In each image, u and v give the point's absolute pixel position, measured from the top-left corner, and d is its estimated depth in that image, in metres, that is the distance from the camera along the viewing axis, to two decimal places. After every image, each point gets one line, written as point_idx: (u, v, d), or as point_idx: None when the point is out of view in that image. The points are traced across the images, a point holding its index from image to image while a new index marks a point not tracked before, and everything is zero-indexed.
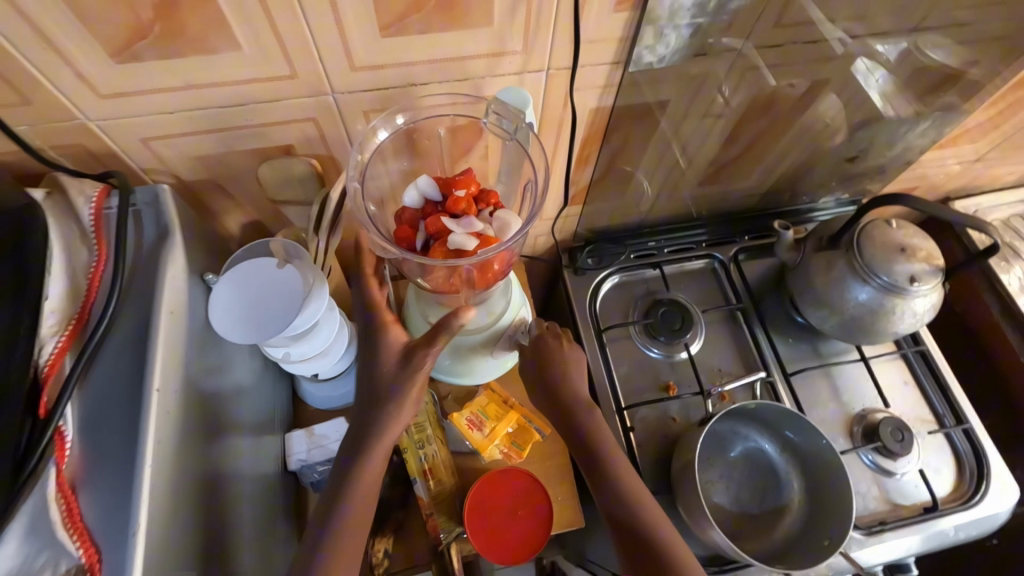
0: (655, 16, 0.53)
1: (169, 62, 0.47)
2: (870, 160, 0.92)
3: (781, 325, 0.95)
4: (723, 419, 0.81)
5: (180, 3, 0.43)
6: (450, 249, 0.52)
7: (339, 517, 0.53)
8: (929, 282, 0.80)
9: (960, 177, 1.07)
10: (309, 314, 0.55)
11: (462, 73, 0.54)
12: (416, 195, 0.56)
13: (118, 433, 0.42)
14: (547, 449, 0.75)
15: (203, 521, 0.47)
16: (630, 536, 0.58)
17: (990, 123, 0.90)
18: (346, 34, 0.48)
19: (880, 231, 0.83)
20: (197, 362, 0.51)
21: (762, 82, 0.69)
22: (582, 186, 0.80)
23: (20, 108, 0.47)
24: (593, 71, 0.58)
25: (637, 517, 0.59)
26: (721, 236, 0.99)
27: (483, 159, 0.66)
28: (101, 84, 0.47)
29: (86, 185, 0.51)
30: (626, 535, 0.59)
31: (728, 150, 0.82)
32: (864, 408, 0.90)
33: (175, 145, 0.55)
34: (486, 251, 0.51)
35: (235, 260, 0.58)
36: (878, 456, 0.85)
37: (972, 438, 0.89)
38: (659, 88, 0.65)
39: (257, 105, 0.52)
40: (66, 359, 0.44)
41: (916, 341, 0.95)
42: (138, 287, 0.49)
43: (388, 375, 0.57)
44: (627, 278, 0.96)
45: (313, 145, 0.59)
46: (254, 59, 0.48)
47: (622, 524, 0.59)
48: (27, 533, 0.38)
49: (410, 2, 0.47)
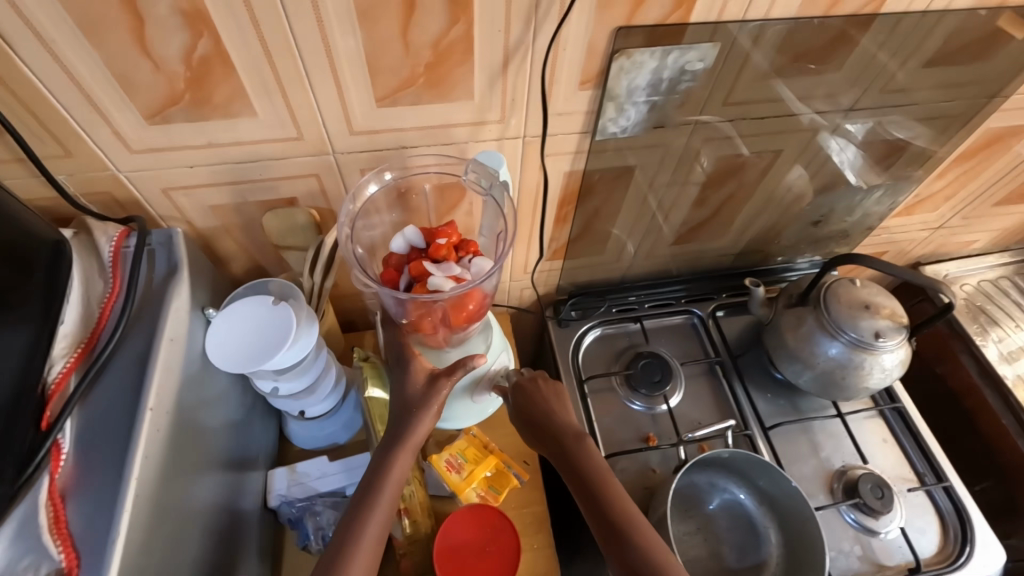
0: (615, 94, 0.63)
1: (194, 123, 0.55)
2: (834, 225, 0.99)
3: (760, 381, 0.94)
4: (700, 470, 0.83)
5: (209, 77, 0.51)
6: (429, 289, 0.58)
7: (342, 535, 0.55)
8: (895, 338, 0.80)
9: (927, 244, 1.13)
10: (299, 347, 0.61)
11: (447, 139, 0.63)
12: (402, 242, 0.62)
13: (110, 447, 0.47)
14: (526, 497, 0.75)
15: (179, 539, 0.50)
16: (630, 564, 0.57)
17: (943, 194, 0.97)
18: (347, 103, 0.56)
19: (846, 290, 0.83)
20: (191, 388, 0.55)
21: (721, 151, 0.77)
22: (563, 242, 0.87)
23: (64, 160, 0.55)
24: (565, 139, 0.67)
25: (634, 532, 0.59)
26: (699, 293, 1.03)
27: (468, 215, 0.72)
28: (134, 142, 0.55)
29: (109, 226, 0.57)
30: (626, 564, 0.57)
31: (698, 212, 0.88)
32: (844, 464, 0.88)
33: (192, 195, 0.62)
34: (461, 292, 0.58)
35: (234, 298, 0.64)
36: (860, 515, 0.82)
37: (955, 498, 0.86)
38: (626, 155, 0.73)
39: (267, 161, 0.60)
40: (71, 378, 0.49)
41: (892, 398, 0.95)
42: (144, 316, 0.54)
43: (416, 395, 0.63)
44: (609, 331, 0.98)
45: (314, 198, 0.66)
46: (267, 122, 0.56)
47: (622, 552, 0.58)
48: (15, 535, 0.42)
49: (402, 79, 0.55)
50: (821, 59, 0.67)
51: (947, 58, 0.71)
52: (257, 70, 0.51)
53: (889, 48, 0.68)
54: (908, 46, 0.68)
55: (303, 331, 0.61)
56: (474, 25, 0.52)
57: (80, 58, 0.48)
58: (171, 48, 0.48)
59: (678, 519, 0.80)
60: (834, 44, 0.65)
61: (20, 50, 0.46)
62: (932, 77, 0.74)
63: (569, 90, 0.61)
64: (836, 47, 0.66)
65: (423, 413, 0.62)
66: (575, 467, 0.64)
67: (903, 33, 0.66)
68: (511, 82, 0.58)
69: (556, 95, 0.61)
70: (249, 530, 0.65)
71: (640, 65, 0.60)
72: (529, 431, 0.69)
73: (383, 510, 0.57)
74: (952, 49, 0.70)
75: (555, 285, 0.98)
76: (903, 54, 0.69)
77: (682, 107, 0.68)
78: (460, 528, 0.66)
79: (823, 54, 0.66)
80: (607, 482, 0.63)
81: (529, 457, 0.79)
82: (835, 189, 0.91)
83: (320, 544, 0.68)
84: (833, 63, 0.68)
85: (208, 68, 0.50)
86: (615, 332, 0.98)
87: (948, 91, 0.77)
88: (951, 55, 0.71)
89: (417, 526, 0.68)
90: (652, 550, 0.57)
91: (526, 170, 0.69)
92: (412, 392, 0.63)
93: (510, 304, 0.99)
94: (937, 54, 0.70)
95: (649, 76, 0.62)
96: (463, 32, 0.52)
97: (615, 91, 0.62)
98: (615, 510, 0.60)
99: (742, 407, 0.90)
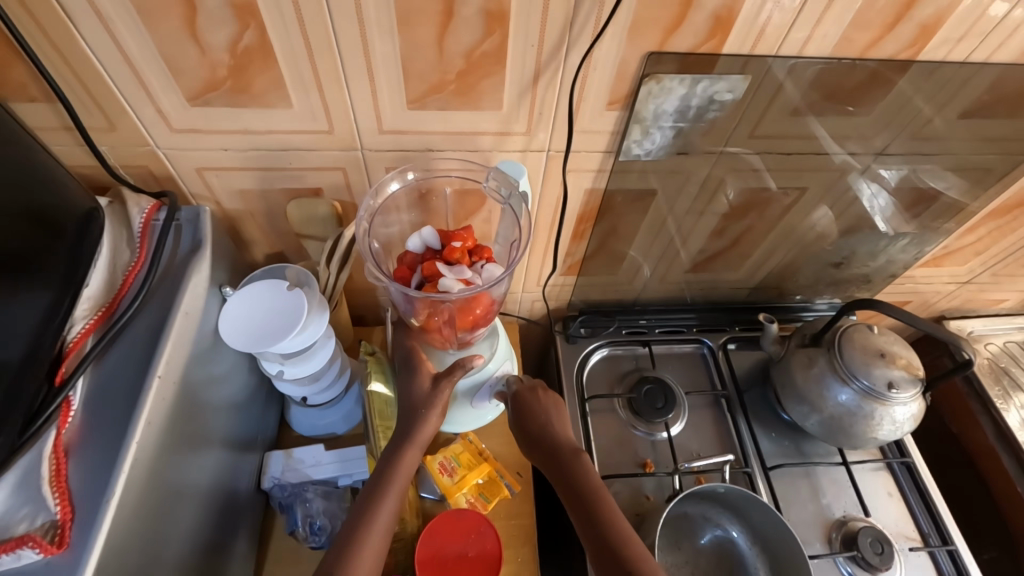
0: (641, 116, 0.63)
1: (232, 108, 0.57)
2: (855, 269, 0.98)
3: (765, 419, 0.92)
4: (694, 502, 0.81)
5: (250, 66, 0.53)
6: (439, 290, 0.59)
7: (350, 529, 0.57)
8: (908, 390, 0.77)
9: (953, 297, 1.10)
10: (307, 335, 0.62)
11: (473, 145, 0.64)
12: (418, 242, 0.64)
13: (117, 409, 0.48)
14: (514, 509, 0.75)
15: (172, 508, 0.51)
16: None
17: (972, 248, 0.95)
18: (378, 102, 0.58)
19: (862, 335, 0.81)
20: (200, 362, 0.57)
21: (744, 183, 0.77)
22: (578, 258, 0.87)
23: (107, 132, 0.58)
24: (588, 156, 0.68)
25: (629, 552, 0.59)
26: (711, 324, 1.01)
27: (486, 223, 0.74)
28: (175, 121, 0.58)
29: (142, 199, 0.60)
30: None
31: (716, 242, 0.88)
32: (845, 514, 0.85)
33: (223, 177, 0.64)
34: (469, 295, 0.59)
35: (251, 279, 0.66)
36: (856, 569, 0.79)
37: (959, 562, 0.83)
38: (647, 178, 0.74)
39: (297, 151, 0.62)
40: (89, 339, 0.51)
41: (902, 452, 0.91)
42: (164, 288, 0.56)
43: (422, 395, 0.65)
44: (617, 352, 0.97)
45: (338, 191, 0.68)
46: (300, 114, 0.58)
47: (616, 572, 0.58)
48: (17, 484, 0.44)
49: (434, 84, 0.57)
50: (853, 99, 0.67)
51: (982, 110, 0.70)
52: (296, 63, 0.54)
53: (924, 95, 0.67)
54: (944, 95, 0.67)
55: (313, 319, 0.63)
56: (508, 38, 0.54)
57: (133, 38, 0.50)
58: (218, 36, 0.51)
59: (667, 551, 0.79)
60: (867, 85, 0.65)
61: (79, 25, 0.49)
62: (966, 127, 0.73)
63: (596, 109, 0.62)
64: (869, 88, 0.65)
65: (431, 412, 0.64)
66: (573, 483, 0.64)
67: (939, 82, 0.65)
68: (539, 97, 0.59)
69: (582, 113, 0.62)
70: (240, 510, 0.65)
71: (669, 91, 0.61)
72: (528, 443, 0.69)
73: (383, 505, 0.58)
74: (989, 101, 0.69)
75: (566, 301, 0.99)
76: (939, 102, 0.68)
77: (708, 136, 0.69)
78: (443, 533, 0.66)
79: (855, 94, 0.66)
80: (604, 500, 0.62)
81: (522, 468, 0.78)
82: (859, 232, 0.89)
83: (307, 532, 0.69)
84: (864, 104, 0.68)
85: (251, 58, 0.53)
86: (622, 353, 0.97)
87: (982, 144, 0.75)
88: (988, 107, 0.70)
89: (405, 524, 0.69)
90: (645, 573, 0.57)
91: (547, 184, 0.70)
92: (417, 392, 0.66)
93: (520, 314, 1.00)
94: (973, 105, 0.69)
95: (677, 102, 0.63)
96: (497, 44, 0.54)
97: (642, 113, 0.63)
98: (612, 529, 0.60)
99: (744, 443, 0.88)
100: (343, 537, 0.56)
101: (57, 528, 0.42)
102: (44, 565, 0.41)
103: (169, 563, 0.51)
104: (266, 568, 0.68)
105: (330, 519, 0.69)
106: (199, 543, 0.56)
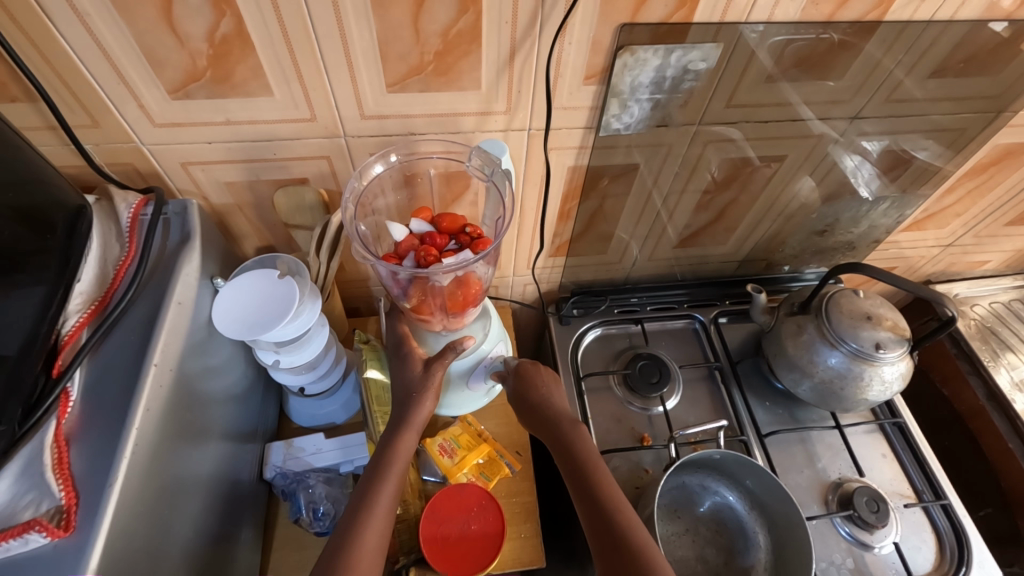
0: (618, 90, 0.65)
1: (213, 100, 0.58)
2: (840, 236, 0.99)
3: (760, 389, 0.93)
4: (691, 471, 0.83)
5: (230, 56, 0.54)
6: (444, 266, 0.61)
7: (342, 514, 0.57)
8: (895, 350, 0.78)
9: (937, 261, 1.12)
10: (301, 322, 0.63)
11: (454, 128, 0.65)
12: (403, 230, 0.65)
13: (114, 398, 0.49)
14: (515, 487, 0.76)
15: (175, 499, 0.52)
16: (618, 559, 0.56)
17: (953, 210, 0.97)
18: (358, 87, 0.58)
19: (847, 300, 0.81)
20: (197, 353, 0.58)
21: (725, 155, 0.78)
22: (566, 238, 0.88)
23: (91, 130, 0.58)
24: (569, 133, 0.69)
25: (616, 524, 0.59)
26: (701, 299, 1.03)
27: (473, 206, 0.75)
28: (157, 115, 0.58)
29: (130, 195, 0.61)
30: (613, 558, 0.57)
31: (701, 216, 0.89)
32: (840, 476, 0.86)
33: (209, 171, 0.65)
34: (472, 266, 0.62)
35: (243, 269, 0.66)
36: (854, 528, 0.80)
37: (953, 516, 0.84)
38: (630, 154, 0.75)
39: (283, 141, 0.63)
40: (84, 332, 0.52)
41: (893, 413, 0.93)
42: (155, 279, 0.57)
43: (414, 378, 0.66)
44: (610, 331, 0.98)
45: (325, 180, 0.69)
46: (281, 102, 0.59)
47: (610, 545, 0.58)
48: (20, 473, 0.45)
49: (411, 66, 0.58)
50: (823, 65, 0.68)
51: (949, 71, 0.71)
52: (275, 53, 0.54)
53: (893, 58, 0.68)
54: (912, 57, 0.68)
55: (306, 305, 0.64)
56: (482, 16, 0.54)
57: (110, 31, 0.51)
58: (195, 27, 0.51)
59: (666, 520, 0.80)
60: (836, 51, 0.66)
61: (57, 21, 0.50)
62: (934, 88, 0.74)
63: (574, 84, 0.63)
64: (837, 53, 0.67)
65: (425, 396, 0.65)
66: (572, 453, 0.65)
67: (905, 44, 0.67)
68: (516, 74, 0.60)
69: (560, 89, 0.63)
70: (244, 500, 0.66)
71: (643, 63, 0.62)
72: (527, 415, 0.71)
73: (383, 487, 0.59)
74: (956, 60, 0.70)
75: (557, 283, 1.00)
76: (907, 64, 0.69)
77: (685, 107, 0.70)
78: (443, 509, 0.67)
79: (825, 60, 0.67)
80: (600, 471, 0.63)
81: (521, 447, 0.79)
82: (841, 199, 0.91)
83: (310, 518, 0.70)
84: (834, 70, 0.69)
85: (230, 47, 0.53)
86: (616, 332, 0.98)
87: (954, 104, 0.76)
88: (956, 65, 0.71)
89: (408, 506, 0.70)
90: (638, 543, 0.57)
91: (530, 164, 0.72)
92: (410, 378, 0.67)
93: (512, 298, 1.01)
94: (941, 64, 0.70)
95: (652, 74, 0.64)
96: (472, 22, 0.55)
97: (619, 87, 0.64)
98: (605, 501, 0.61)
99: (738, 411, 0.89)
100: (346, 518, 0.57)
101: (63, 513, 0.43)
102: (51, 549, 0.42)
103: (176, 551, 0.52)
104: (271, 556, 0.69)
105: (333, 504, 0.71)
106: (205, 532, 0.57)
